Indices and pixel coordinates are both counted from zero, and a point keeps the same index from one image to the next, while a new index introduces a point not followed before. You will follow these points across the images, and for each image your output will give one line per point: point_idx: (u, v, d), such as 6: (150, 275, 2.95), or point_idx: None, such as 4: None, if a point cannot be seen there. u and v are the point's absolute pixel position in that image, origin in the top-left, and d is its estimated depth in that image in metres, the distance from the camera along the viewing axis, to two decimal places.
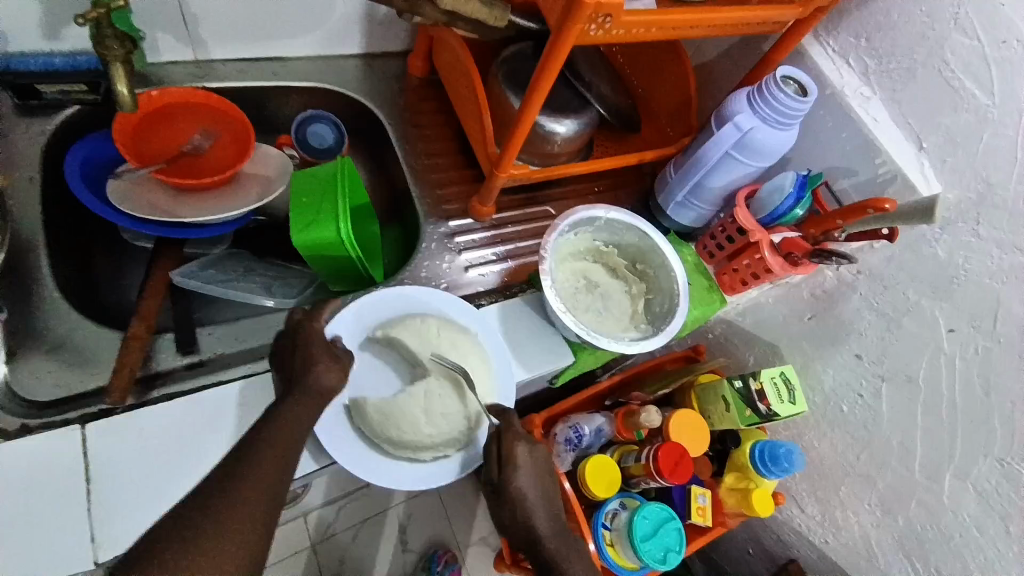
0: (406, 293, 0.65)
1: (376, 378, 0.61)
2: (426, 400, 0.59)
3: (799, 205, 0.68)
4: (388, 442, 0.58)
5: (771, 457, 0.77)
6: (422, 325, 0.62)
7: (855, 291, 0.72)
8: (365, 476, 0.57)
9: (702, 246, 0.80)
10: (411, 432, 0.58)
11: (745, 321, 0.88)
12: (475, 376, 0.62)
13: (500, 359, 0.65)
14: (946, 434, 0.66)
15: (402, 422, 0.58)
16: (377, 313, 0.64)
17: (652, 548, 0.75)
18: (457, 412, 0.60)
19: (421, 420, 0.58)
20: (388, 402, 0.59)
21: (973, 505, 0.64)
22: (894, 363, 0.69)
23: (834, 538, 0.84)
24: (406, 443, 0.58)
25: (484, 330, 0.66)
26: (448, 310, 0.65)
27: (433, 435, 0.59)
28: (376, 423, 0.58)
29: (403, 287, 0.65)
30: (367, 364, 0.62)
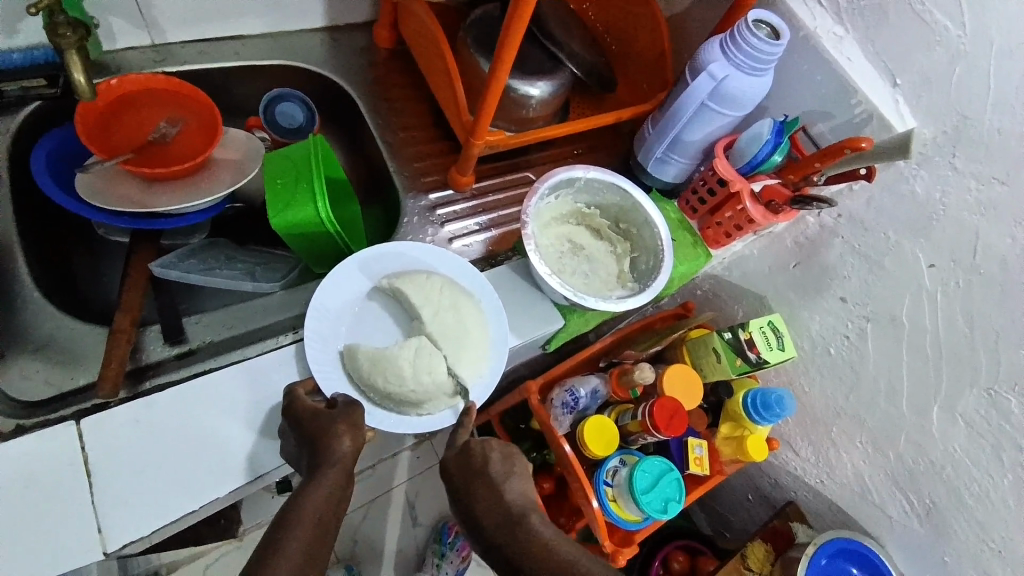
0: (410, 250, 0.66)
1: (372, 330, 0.63)
2: (414, 354, 0.60)
3: (776, 151, 0.68)
4: (373, 389, 0.59)
5: (764, 404, 0.78)
6: (425, 282, 0.63)
7: (837, 236, 0.72)
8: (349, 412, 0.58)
9: (684, 202, 0.80)
10: (393, 382, 0.58)
11: (732, 274, 0.89)
12: (468, 339, 0.62)
13: (498, 326, 0.65)
14: (931, 368, 0.67)
15: (387, 371, 0.59)
16: (382, 266, 0.65)
17: (652, 499, 0.77)
18: (442, 373, 0.60)
19: (405, 374, 0.59)
20: (379, 351, 0.59)
21: (962, 436, 0.66)
22: (878, 303, 0.70)
23: (828, 478, 0.86)
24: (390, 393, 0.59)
25: (489, 294, 0.66)
26: (447, 272, 0.66)
27: (416, 392, 0.59)
28: (364, 368, 0.59)
29: (410, 248, 0.66)
30: (367, 311, 0.64)
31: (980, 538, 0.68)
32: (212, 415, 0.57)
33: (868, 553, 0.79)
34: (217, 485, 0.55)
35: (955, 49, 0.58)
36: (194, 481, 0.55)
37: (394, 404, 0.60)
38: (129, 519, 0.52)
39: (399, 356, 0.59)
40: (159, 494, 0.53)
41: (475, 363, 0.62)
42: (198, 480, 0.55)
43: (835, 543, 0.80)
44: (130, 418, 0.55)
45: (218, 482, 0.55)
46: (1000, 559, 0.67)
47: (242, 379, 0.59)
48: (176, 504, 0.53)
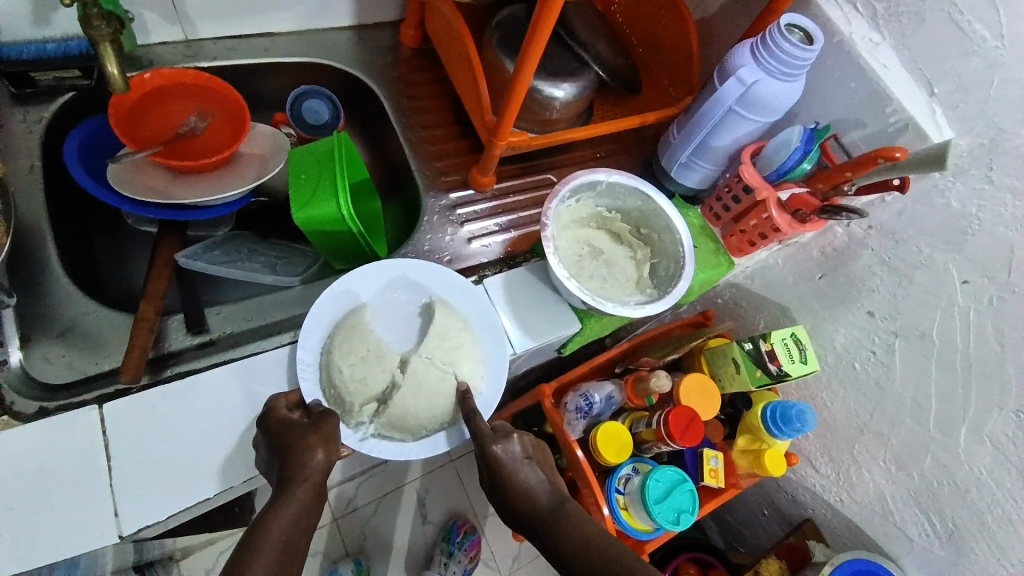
0: (462, 284, 0.66)
1: (392, 321, 0.64)
2: (374, 358, 0.59)
3: (805, 159, 0.67)
4: (330, 347, 0.60)
5: (783, 418, 0.76)
6: (450, 321, 0.63)
7: (866, 247, 0.70)
8: (302, 344, 0.60)
9: (708, 209, 0.78)
10: (338, 355, 0.59)
11: (754, 284, 0.87)
12: (414, 401, 0.58)
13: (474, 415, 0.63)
14: (959, 388, 0.65)
15: (347, 345, 0.59)
16: (436, 284, 0.66)
17: (664, 510, 0.75)
18: (374, 392, 0.59)
19: (353, 361, 0.59)
20: (363, 329, 0.60)
21: (989, 458, 0.64)
22: (906, 319, 0.68)
23: (848, 496, 0.84)
24: (334, 361, 0.59)
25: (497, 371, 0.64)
26: (479, 319, 0.65)
27: (346, 381, 0.58)
28: (345, 329, 0.60)
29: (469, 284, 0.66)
30: (408, 307, 0.64)
31: (1004, 566, 0.65)
32: (227, 407, 0.58)
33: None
34: (229, 475, 0.56)
35: (994, 60, 0.56)
36: (205, 470, 0.55)
37: (330, 386, 0.58)
38: (141, 505, 0.53)
39: (365, 349, 0.59)
40: (173, 480, 0.54)
41: (401, 424, 0.59)
42: (210, 469, 0.56)
43: (859, 563, 0.78)
44: (147, 404, 0.56)
45: (230, 471, 0.56)
46: None
47: (258, 371, 0.60)
48: (188, 492, 0.54)
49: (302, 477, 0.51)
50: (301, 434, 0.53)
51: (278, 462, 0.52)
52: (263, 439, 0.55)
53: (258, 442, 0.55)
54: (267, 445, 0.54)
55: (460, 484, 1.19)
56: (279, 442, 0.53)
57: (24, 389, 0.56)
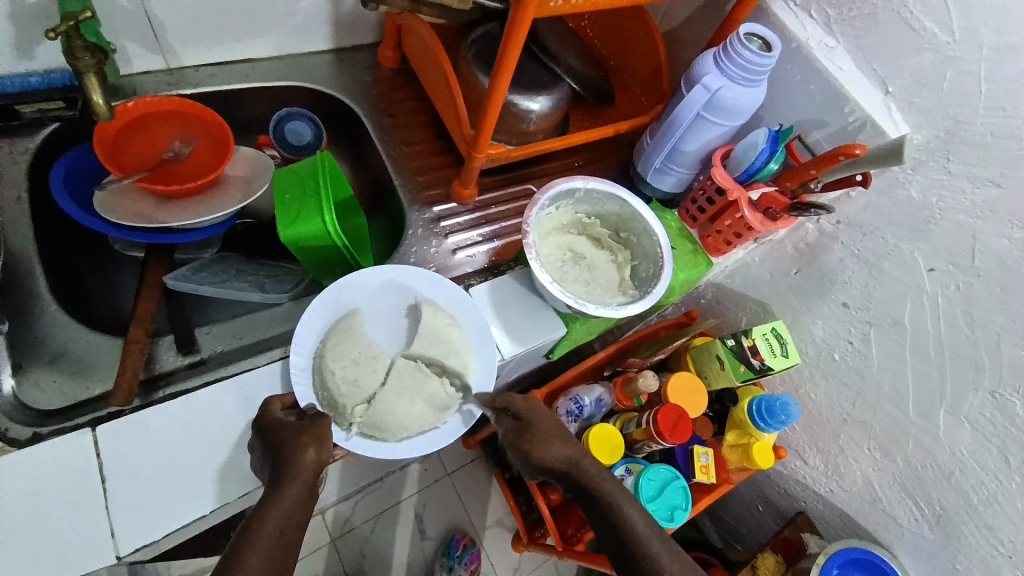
0: (450, 288, 0.67)
1: (382, 325, 0.65)
2: (365, 360, 0.61)
3: (772, 159, 0.70)
4: (322, 351, 0.61)
5: (768, 410, 0.78)
6: (440, 323, 0.64)
7: (836, 241, 0.73)
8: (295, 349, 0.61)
9: (684, 211, 0.81)
10: (331, 358, 0.60)
11: (733, 282, 0.89)
12: (405, 398, 0.61)
13: (462, 417, 0.64)
14: (934, 372, 0.67)
15: (339, 348, 0.61)
16: (426, 286, 0.67)
17: (658, 507, 0.77)
18: (366, 393, 0.60)
19: (345, 363, 0.60)
20: (354, 333, 0.62)
21: (968, 440, 0.66)
22: (879, 308, 0.71)
23: (838, 486, 0.86)
24: (326, 364, 0.60)
25: (487, 372, 0.65)
26: (466, 321, 0.66)
27: (339, 383, 0.60)
28: (336, 332, 0.62)
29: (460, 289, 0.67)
30: (397, 311, 0.66)
31: (992, 543, 0.67)
32: (222, 424, 0.58)
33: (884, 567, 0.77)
34: (224, 491, 0.56)
35: (945, 54, 0.59)
36: (202, 487, 0.56)
37: (322, 388, 0.59)
38: (137, 527, 0.53)
39: (356, 349, 0.61)
40: (169, 500, 0.55)
41: (392, 422, 0.60)
42: (206, 486, 0.56)
43: (855, 552, 0.79)
44: (140, 426, 0.56)
45: (225, 488, 0.57)
46: (1011, 564, 0.66)
47: (251, 387, 0.60)
48: (185, 511, 0.55)
49: (293, 477, 0.52)
50: (292, 437, 0.54)
51: (271, 467, 0.53)
52: (255, 455, 0.55)
53: (255, 455, 0.55)
54: (261, 450, 0.55)
55: (457, 496, 1.19)
56: (272, 443, 0.54)
57: (17, 415, 0.56)
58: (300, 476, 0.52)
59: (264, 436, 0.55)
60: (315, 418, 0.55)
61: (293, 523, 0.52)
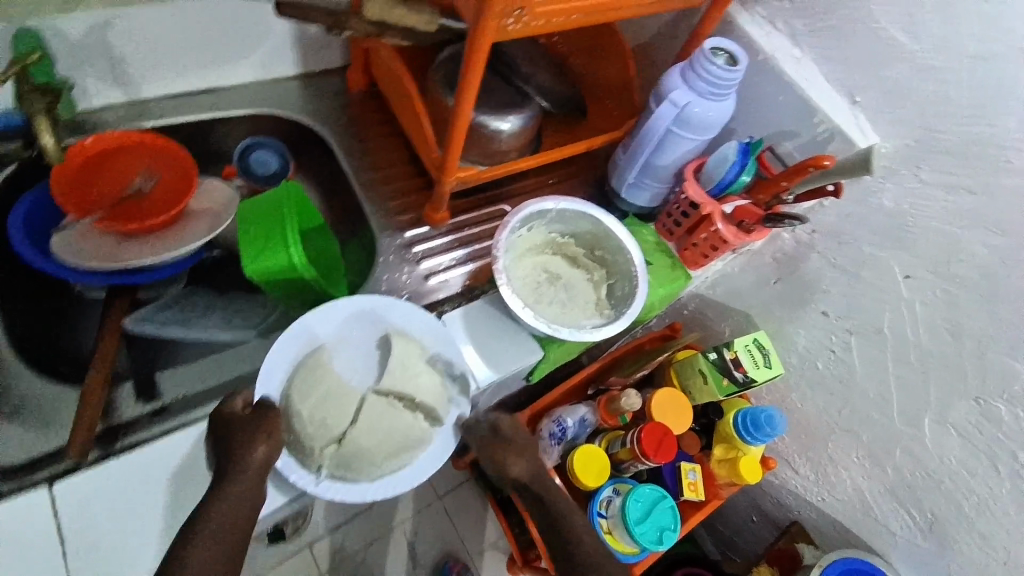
0: (422, 318, 0.66)
1: (352, 359, 0.63)
2: (334, 397, 0.59)
3: (743, 172, 0.69)
4: (289, 390, 0.59)
5: (754, 423, 0.77)
6: (412, 355, 0.63)
7: (813, 250, 0.72)
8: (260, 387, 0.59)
9: (661, 225, 0.80)
10: (298, 397, 0.58)
11: (715, 293, 0.88)
12: (379, 437, 0.58)
13: (436, 451, 0.61)
14: (918, 380, 0.67)
15: (307, 386, 0.59)
16: (397, 317, 0.66)
17: (646, 530, 0.75)
18: (336, 433, 0.58)
19: (313, 402, 0.58)
20: (322, 368, 0.60)
21: (956, 447, 0.65)
22: (860, 316, 0.70)
23: (829, 495, 0.84)
24: (292, 403, 0.58)
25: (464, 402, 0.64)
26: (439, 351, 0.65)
27: (306, 424, 0.57)
28: (304, 368, 0.60)
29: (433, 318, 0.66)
30: (368, 345, 0.64)
31: (986, 551, 0.66)
32: (187, 470, 0.56)
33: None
34: None
35: (912, 62, 0.59)
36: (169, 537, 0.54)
37: (289, 429, 0.58)
38: None
39: (322, 389, 0.59)
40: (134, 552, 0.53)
41: (362, 463, 0.57)
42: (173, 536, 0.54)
43: (856, 562, 0.78)
44: (102, 475, 0.54)
45: None
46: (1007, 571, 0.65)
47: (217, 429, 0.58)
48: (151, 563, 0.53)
49: (245, 478, 0.52)
50: (243, 430, 0.54)
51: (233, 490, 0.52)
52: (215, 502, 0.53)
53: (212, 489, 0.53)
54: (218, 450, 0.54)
55: (449, 520, 1.16)
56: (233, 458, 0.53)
57: None
58: (249, 470, 0.52)
59: (216, 430, 0.55)
60: (268, 410, 0.56)
61: (244, 532, 0.53)
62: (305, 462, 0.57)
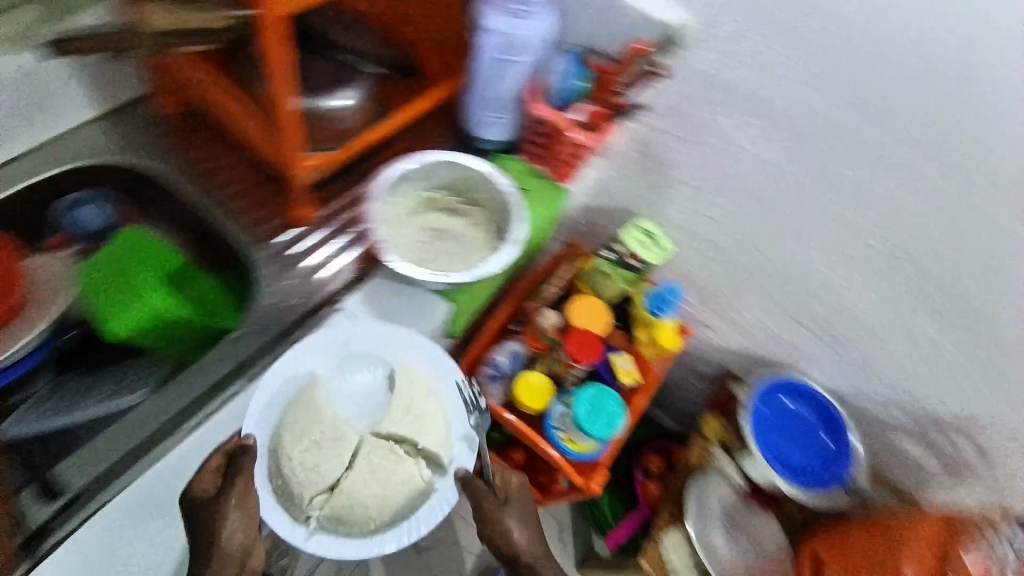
0: (425, 349, 0.67)
1: (355, 402, 0.65)
2: (328, 441, 0.61)
3: (579, 79, 0.75)
4: (280, 443, 0.60)
5: (661, 298, 0.86)
6: (419, 397, 0.64)
7: (661, 132, 0.79)
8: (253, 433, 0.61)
9: (525, 153, 0.82)
10: (289, 447, 0.60)
11: (595, 201, 0.93)
12: (374, 490, 0.60)
13: (437, 502, 0.62)
14: (777, 209, 0.77)
15: (298, 432, 0.60)
16: (397, 351, 0.67)
17: (596, 421, 0.82)
18: (327, 483, 0.60)
19: (303, 449, 0.60)
20: (319, 412, 0.62)
21: (822, 253, 0.77)
22: (718, 175, 0.78)
23: (742, 336, 0.96)
24: (284, 450, 0.60)
25: (457, 455, 0.65)
26: (433, 377, 0.67)
27: (296, 474, 0.59)
28: (297, 416, 0.61)
29: (437, 351, 0.68)
30: (373, 385, 0.65)
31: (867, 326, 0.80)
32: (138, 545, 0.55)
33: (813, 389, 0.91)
34: None
35: None
36: None
37: (277, 476, 0.59)
38: None
39: (321, 433, 0.61)
40: None
41: (359, 515, 0.60)
42: None
43: (790, 385, 0.92)
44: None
45: None
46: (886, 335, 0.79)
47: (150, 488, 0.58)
48: None
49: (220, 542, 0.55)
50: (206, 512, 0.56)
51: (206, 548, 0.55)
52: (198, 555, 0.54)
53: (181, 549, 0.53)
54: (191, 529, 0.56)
55: None
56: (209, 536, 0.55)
57: None
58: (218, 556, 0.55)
59: (186, 509, 0.56)
60: (238, 472, 0.57)
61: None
62: (294, 511, 0.59)
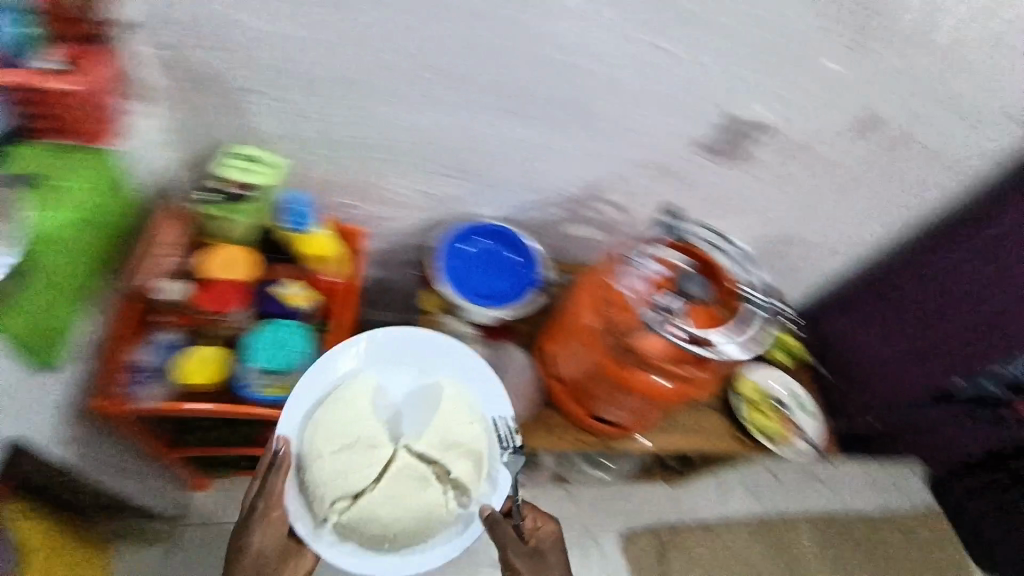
0: (465, 364, 0.90)
1: (400, 421, 0.87)
2: (359, 465, 0.82)
3: (20, 24, 0.66)
4: (312, 452, 0.82)
5: (293, 211, 0.89)
6: (462, 423, 0.85)
7: (174, 45, 0.74)
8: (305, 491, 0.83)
9: (32, 132, 0.71)
10: (324, 444, 0.82)
11: (179, 146, 0.88)
12: (389, 497, 0.82)
13: (464, 526, 0.85)
14: (332, 76, 0.79)
15: (327, 437, 0.83)
16: (433, 370, 0.90)
17: (271, 358, 0.89)
18: (349, 492, 0.81)
19: (336, 450, 0.83)
20: (354, 416, 0.83)
21: (394, 98, 0.83)
22: (260, 66, 0.77)
23: (404, 205, 1.03)
24: (312, 456, 0.82)
25: (482, 498, 0.86)
26: (458, 396, 0.87)
27: (325, 480, 0.81)
28: (323, 435, 0.82)
29: (444, 375, 0.89)
30: (408, 402, 0.88)
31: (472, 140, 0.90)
32: None
33: (469, 227, 1.03)
34: None
35: None
36: None
37: (301, 473, 0.83)
38: None
39: (356, 440, 0.83)
40: None
41: (372, 527, 0.81)
42: None
43: (455, 233, 1.02)
44: None
45: None
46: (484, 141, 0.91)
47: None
48: None
49: None
50: None
51: None
52: None
53: None
54: None
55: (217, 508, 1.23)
56: None
57: None
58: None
59: None
60: (274, 472, 0.82)
61: None
62: (315, 524, 0.82)
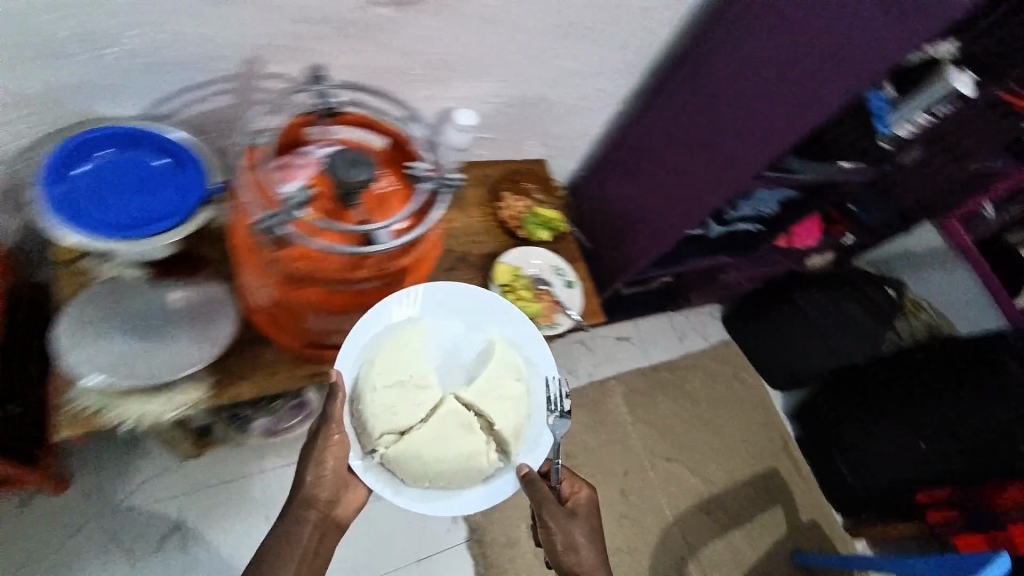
0: (536, 346, 0.91)
1: (451, 371, 0.87)
2: (415, 397, 0.84)
3: None
4: (358, 396, 0.82)
5: None
6: (507, 385, 0.85)
7: None
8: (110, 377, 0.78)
9: None
10: (374, 380, 0.83)
11: None
12: (435, 438, 0.82)
13: (500, 481, 0.85)
14: None
15: (383, 371, 0.83)
16: (502, 328, 0.90)
17: None
18: (403, 426, 0.82)
19: (389, 389, 0.83)
20: (389, 353, 0.83)
21: None
22: None
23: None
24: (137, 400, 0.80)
25: (521, 456, 0.86)
26: (538, 368, 0.91)
27: (376, 414, 0.82)
28: (371, 377, 0.83)
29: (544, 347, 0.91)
30: (473, 352, 0.88)
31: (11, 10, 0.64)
32: None
33: (78, 138, 0.77)
34: None
35: None
36: None
37: (360, 408, 0.82)
38: None
39: (406, 378, 0.83)
40: None
41: (413, 464, 0.81)
42: None
43: (61, 149, 0.76)
44: None
45: None
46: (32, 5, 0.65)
47: None
48: None
49: None
50: None
51: None
52: None
53: None
54: None
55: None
56: None
57: None
58: None
59: None
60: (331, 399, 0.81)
61: None
62: (373, 459, 0.82)
